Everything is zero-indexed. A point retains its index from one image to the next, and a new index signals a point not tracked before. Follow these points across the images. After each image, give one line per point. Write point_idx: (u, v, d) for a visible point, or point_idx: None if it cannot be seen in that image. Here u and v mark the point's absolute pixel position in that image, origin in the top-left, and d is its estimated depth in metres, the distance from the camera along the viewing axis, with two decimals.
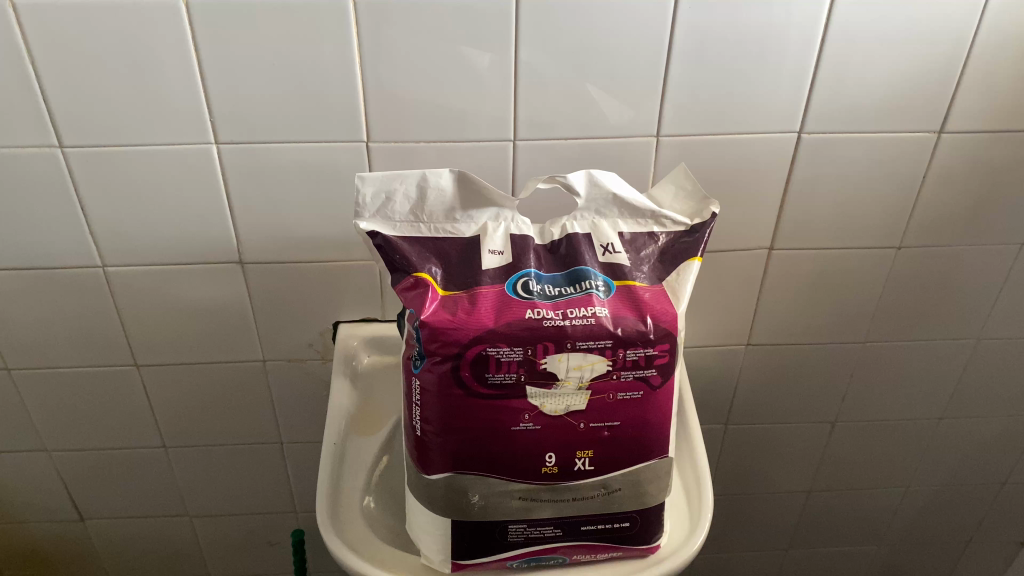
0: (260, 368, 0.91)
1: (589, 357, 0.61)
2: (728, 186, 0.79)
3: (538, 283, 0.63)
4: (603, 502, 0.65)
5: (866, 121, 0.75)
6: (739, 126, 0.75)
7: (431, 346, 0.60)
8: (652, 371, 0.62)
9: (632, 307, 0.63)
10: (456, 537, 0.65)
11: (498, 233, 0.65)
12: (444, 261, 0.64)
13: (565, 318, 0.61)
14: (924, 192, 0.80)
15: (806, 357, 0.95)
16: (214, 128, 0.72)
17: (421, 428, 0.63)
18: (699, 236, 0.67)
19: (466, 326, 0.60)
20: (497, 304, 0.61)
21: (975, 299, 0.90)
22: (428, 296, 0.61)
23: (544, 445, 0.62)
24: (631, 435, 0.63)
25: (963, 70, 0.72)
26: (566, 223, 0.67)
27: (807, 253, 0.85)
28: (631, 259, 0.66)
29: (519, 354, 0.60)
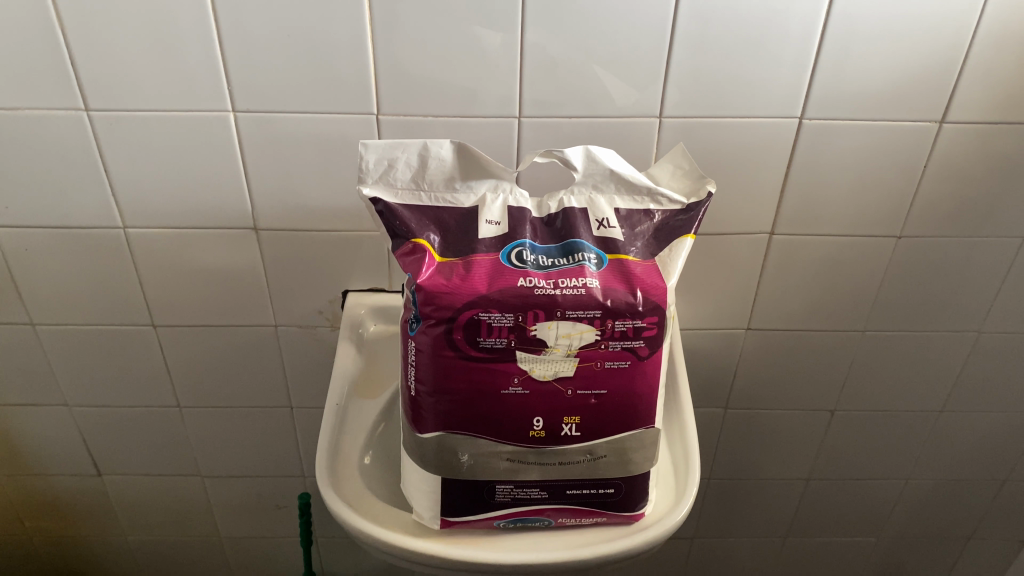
0: (271, 333, 0.95)
1: (578, 326, 0.63)
2: (729, 170, 0.81)
3: (533, 253, 0.65)
4: (588, 467, 0.67)
5: (867, 109, 0.76)
6: (740, 110, 0.76)
7: (426, 308, 0.63)
8: (640, 342, 0.64)
9: (622, 281, 0.65)
10: (446, 494, 0.67)
11: (496, 203, 0.67)
12: (442, 229, 0.66)
13: (556, 287, 0.63)
14: (924, 182, 0.81)
15: (806, 344, 0.96)
16: (231, 97, 0.75)
17: (415, 388, 0.66)
18: (694, 215, 0.69)
19: (460, 291, 0.62)
20: (491, 272, 0.64)
21: (977, 293, 0.91)
22: (425, 262, 0.63)
23: (533, 409, 0.65)
24: (618, 404, 0.66)
25: (964, 62, 0.73)
26: (563, 198, 0.69)
27: (807, 240, 0.86)
28: (625, 234, 0.68)
29: (510, 319, 0.62)
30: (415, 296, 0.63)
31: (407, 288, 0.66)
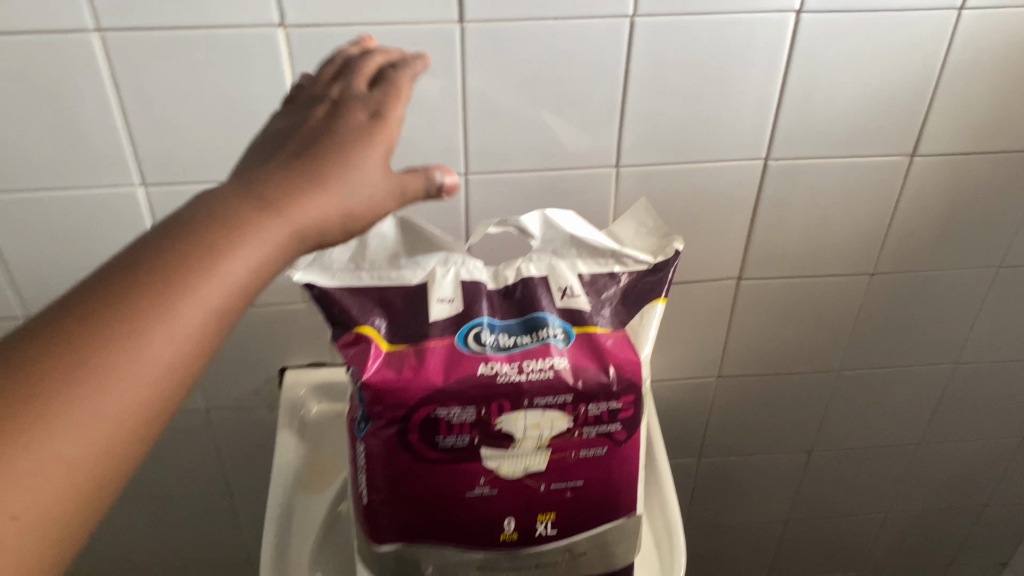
0: (204, 417, 0.86)
1: (548, 414, 0.57)
2: (693, 216, 0.75)
3: (492, 333, 0.58)
4: (568, 565, 0.61)
5: (836, 144, 0.71)
6: (703, 154, 0.71)
7: (374, 409, 0.55)
8: (616, 426, 0.58)
9: (593, 357, 0.58)
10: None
11: (448, 279, 0.60)
12: (388, 312, 0.59)
13: (521, 372, 0.56)
14: (897, 215, 0.77)
15: (780, 387, 0.91)
16: (140, 170, 0.67)
17: (367, 496, 0.58)
18: (663, 275, 0.62)
19: (413, 386, 0.55)
20: (447, 360, 0.57)
21: (953, 324, 0.87)
22: (370, 355, 0.56)
23: (503, 510, 0.58)
24: (596, 496, 0.59)
25: (934, 92, 0.69)
26: (520, 266, 0.62)
27: (778, 282, 0.81)
28: (592, 303, 0.61)
29: (471, 414, 0.56)
30: (360, 394, 0.56)
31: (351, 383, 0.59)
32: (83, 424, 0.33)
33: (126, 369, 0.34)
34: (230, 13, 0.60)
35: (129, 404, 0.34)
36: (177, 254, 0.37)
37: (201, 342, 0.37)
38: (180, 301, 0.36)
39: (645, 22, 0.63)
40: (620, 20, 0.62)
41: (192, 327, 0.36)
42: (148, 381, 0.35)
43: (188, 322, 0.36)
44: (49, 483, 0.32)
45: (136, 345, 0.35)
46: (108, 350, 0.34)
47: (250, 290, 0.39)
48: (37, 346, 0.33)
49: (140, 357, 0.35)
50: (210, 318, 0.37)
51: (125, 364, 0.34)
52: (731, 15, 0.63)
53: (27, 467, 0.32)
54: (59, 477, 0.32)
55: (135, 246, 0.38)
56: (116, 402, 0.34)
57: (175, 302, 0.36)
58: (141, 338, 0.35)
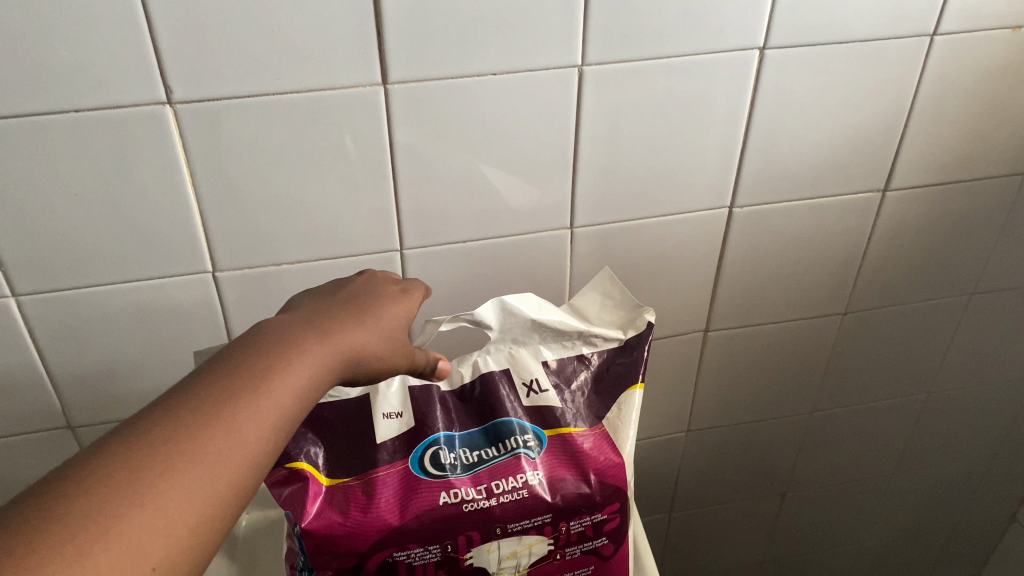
0: None
1: (525, 540, 0.50)
2: (655, 272, 0.68)
3: (452, 448, 0.50)
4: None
5: (805, 186, 0.65)
6: (664, 207, 0.64)
7: (322, 559, 0.47)
8: (602, 540, 0.52)
9: (570, 464, 0.51)
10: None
11: (394, 387, 0.52)
12: (325, 438, 0.50)
13: (491, 496, 0.49)
14: (869, 253, 0.71)
15: (751, 435, 0.85)
16: (8, 279, 0.56)
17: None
18: (639, 354, 0.54)
19: (365, 530, 0.47)
20: (402, 489, 0.49)
21: (926, 355, 0.82)
22: (309, 496, 0.47)
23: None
24: None
25: (905, 124, 0.63)
26: (476, 359, 0.54)
27: (746, 331, 0.75)
28: (562, 395, 0.53)
29: (437, 552, 0.48)
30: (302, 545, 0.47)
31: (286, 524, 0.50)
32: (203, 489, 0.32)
33: (239, 435, 0.34)
34: (105, 93, 0.49)
35: (247, 461, 0.34)
36: (258, 348, 0.38)
37: (294, 420, 0.37)
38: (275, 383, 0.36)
39: (595, 70, 0.55)
40: (567, 69, 0.55)
41: (282, 409, 0.36)
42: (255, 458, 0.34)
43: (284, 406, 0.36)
44: (167, 544, 0.30)
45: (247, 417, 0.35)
46: (229, 407, 0.34)
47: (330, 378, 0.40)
48: (159, 412, 0.33)
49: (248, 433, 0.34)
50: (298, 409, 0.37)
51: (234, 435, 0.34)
52: (690, 57, 0.56)
53: (150, 518, 0.30)
54: (185, 529, 0.31)
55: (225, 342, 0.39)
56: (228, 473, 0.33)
57: (267, 383, 0.36)
58: (246, 409, 0.35)
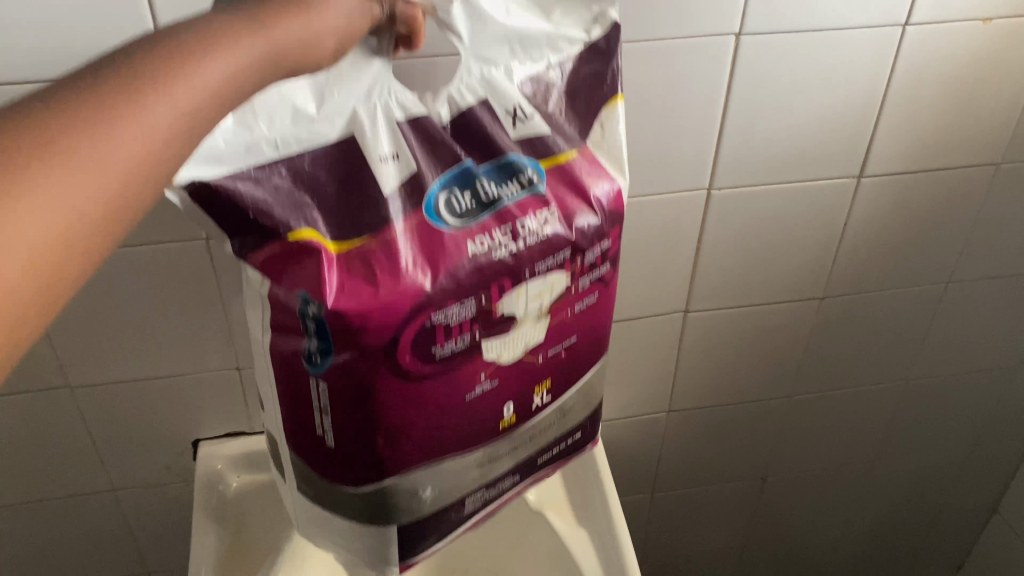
0: (110, 499, 0.77)
1: (550, 280, 0.47)
2: (636, 249, 0.70)
3: (463, 191, 0.46)
4: (557, 427, 0.56)
5: (782, 170, 0.67)
6: (644, 187, 0.66)
7: (350, 338, 0.42)
8: (606, 268, 0.51)
9: (572, 187, 0.48)
10: (401, 540, 0.51)
11: (380, 122, 0.46)
12: (318, 199, 0.44)
13: (518, 239, 0.45)
14: (846, 238, 0.73)
15: (732, 416, 0.87)
16: None
17: (335, 425, 0.46)
18: (611, 59, 0.51)
19: (400, 301, 0.42)
20: (422, 236, 0.44)
21: (904, 342, 0.84)
22: (326, 270, 0.41)
23: (503, 397, 0.50)
24: (585, 345, 0.54)
25: (879, 112, 0.65)
26: (453, 94, 0.48)
27: (726, 312, 0.77)
28: (547, 122, 0.50)
29: (471, 308, 0.45)
30: (324, 323, 0.42)
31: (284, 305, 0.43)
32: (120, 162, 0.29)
33: (95, 164, 0.28)
34: None
35: (107, 192, 0.28)
36: (160, 36, 0.33)
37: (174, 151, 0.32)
38: (199, 69, 0.33)
39: None
40: None
41: (163, 127, 0.31)
42: (175, 133, 0.31)
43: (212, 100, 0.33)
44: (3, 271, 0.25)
45: (166, 95, 0.31)
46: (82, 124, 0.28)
47: (224, 104, 0.34)
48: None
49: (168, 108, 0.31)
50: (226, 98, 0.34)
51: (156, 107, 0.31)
52: (669, 41, 0.58)
53: None
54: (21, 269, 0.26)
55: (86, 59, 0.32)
56: (149, 149, 0.30)
57: (130, 103, 0.30)
58: (123, 110, 0.29)
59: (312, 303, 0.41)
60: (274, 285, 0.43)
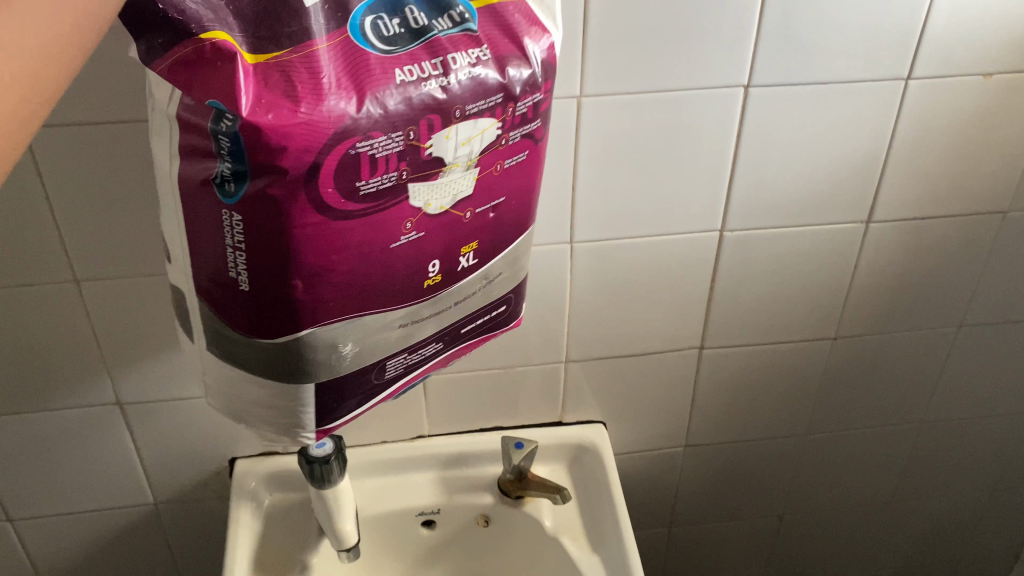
0: (151, 510, 0.82)
1: (480, 125, 0.44)
2: (651, 288, 0.74)
3: (390, 16, 0.42)
4: (483, 295, 0.54)
5: (791, 213, 0.71)
6: (657, 228, 0.70)
7: (268, 158, 0.38)
8: (538, 124, 0.48)
9: (508, 34, 0.45)
10: (314, 402, 0.49)
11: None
12: (232, 6, 0.40)
13: (449, 74, 0.42)
14: (855, 280, 0.76)
15: (748, 453, 0.89)
16: (72, 265, 0.64)
17: (249, 281, 0.43)
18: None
19: (320, 122, 0.39)
20: (343, 60, 0.41)
21: (917, 384, 0.86)
22: (240, 75, 0.38)
23: (427, 253, 0.47)
24: (513, 211, 0.51)
25: (884, 162, 0.69)
26: None
27: (740, 349, 0.80)
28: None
29: (398, 141, 0.41)
30: (238, 137, 0.38)
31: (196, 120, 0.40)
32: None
33: None
34: None
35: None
36: None
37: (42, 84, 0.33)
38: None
39: (592, 100, 0.61)
40: (567, 99, 0.61)
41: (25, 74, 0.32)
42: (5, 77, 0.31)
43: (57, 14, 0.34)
44: None
45: (14, 13, 0.32)
46: None
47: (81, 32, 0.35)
48: None
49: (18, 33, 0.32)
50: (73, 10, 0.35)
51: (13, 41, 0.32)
52: (680, 91, 0.62)
53: None
54: None
55: None
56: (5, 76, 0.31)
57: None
58: None
59: (227, 115, 0.38)
60: (186, 94, 0.40)
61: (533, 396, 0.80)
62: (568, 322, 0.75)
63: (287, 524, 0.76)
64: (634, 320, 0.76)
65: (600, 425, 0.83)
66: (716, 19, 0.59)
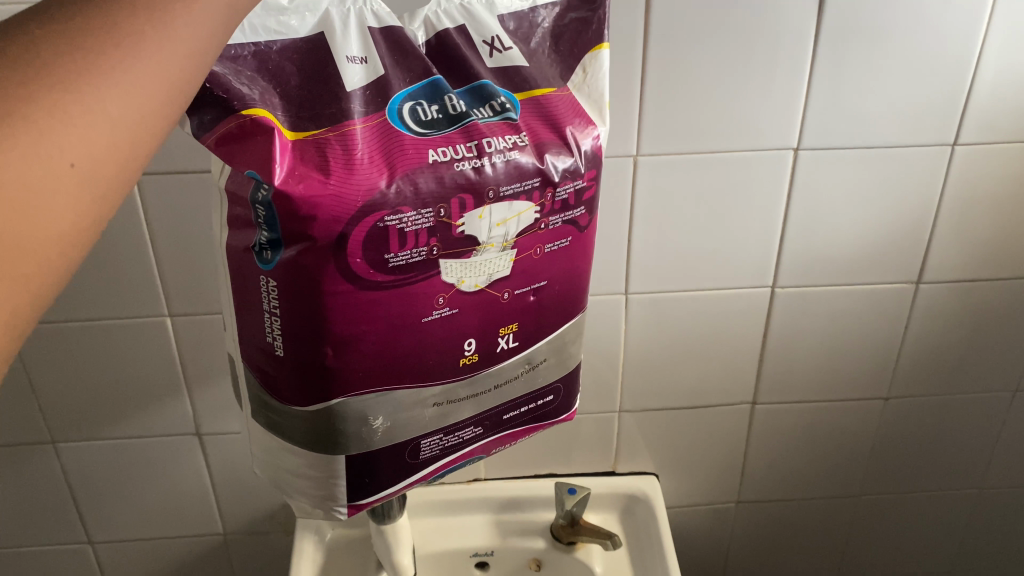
0: (220, 540, 0.86)
1: (515, 208, 0.47)
2: (704, 342, 0.77)
3: (430, 104, 0.47)
4: (528, 380, 0.55)
5: (841, 272, 0.73)
6: (711, 283, 0.73)
7: (300, 227, 0.42)
8: (580, 211, 0.51)
9: (549, 127, 0.49)
10: (347, 477, 0.51)
11: (351, 28, 0.47)
12: (280, 88, 0.45)
13: (483, 157, 0.46)
14: (907, 340, 0.78)
15: (799, 513, 0.90)
16: (168, 302, 0.70)
17: (285, 348, 0.47)
18: (599, 8, 0.52)
19: (349, 196, 0.43)
20: (380, 139, 0.45)
21: (974, 448, 0.86)
22: (276, 148, 0.42)
23: (461, 331, 0.50)
24: (557, 294, 0.53)
25: (933, 224, 0.71)
26: (430, 15, 0.49)
27: (792, 406, 0.82)
28: (525, 55, 0.50)
29: (429, 218, 0.45)
30: (271, 205, 0.42)
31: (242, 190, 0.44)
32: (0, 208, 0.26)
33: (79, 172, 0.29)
34: None
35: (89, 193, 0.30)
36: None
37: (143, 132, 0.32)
38: (137, 33, 0.32)
39: (648, 160, 0.65)
40: (625, 158, 0.65)
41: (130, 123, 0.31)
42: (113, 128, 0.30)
43: (99, 101, 0.29)
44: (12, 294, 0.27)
45: (107, 102, 0.30)
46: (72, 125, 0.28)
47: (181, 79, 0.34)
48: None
49: (60, 126, 0.28)
50: (122, 98, 0.30)
51: (50, 137, 0.27)
52: (732, 152, 0.66)
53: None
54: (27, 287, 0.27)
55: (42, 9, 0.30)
56: (114, 155, 0.31)
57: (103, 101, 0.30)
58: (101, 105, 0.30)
59: (263, 185, 0.42)
60: (230, 165, 0.44)
61: (588, 445, 0.83)
62: (623, 372, 0.78)
63: (348, 559, 0.80)
64: (688, 372, 0.79)
65: (653, 477, 0.84)
66: (766, 86, 0.63)
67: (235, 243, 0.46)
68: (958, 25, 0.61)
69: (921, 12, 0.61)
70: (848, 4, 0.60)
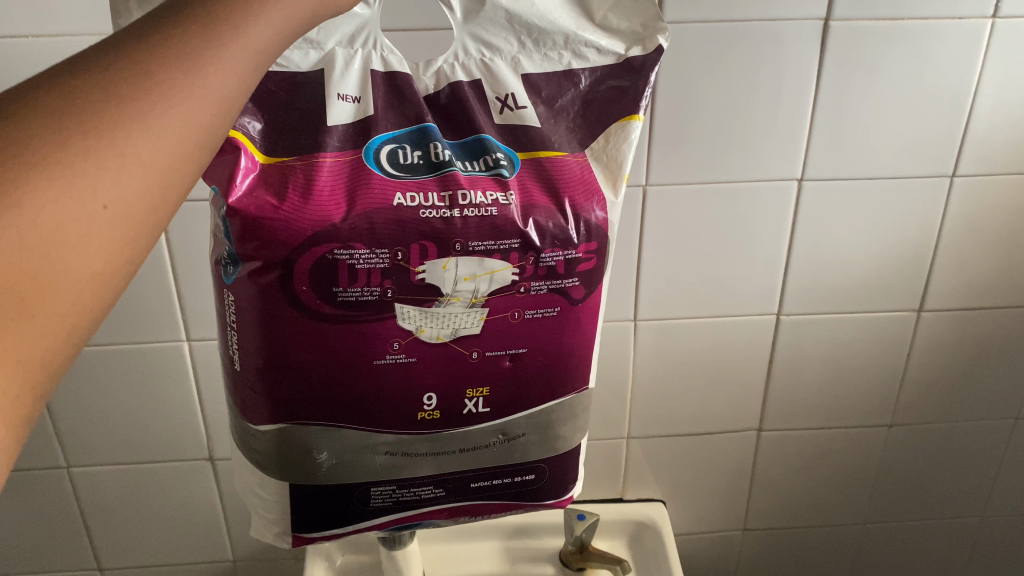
0: (228, 566, 0.87)
1: (486, 265, 0.48)
2: (710, 367, 0.78)
3: (413, 149, 0.49)
4: (502, 452, 0.54)
5: (845, 299, 0.75)
6: (717, 309, 0.74)
7: (249, 247, 0.45)
8: (572, 282, 0.50)
9: (545, 190, 0.49)
10: (295, 503, 0.53)
11: (353, 68, 0.50)
12: (266, 114, 0.48)
13: (454, 207, 0.47)
14: (910, 367, 0.79)
15: (806, 541, 0.90)
16: (185, 327, 0.71)
17: (241, 364, 0.50)
18: (641, 79, 0.51)
19: (298, 223, 0.45)
20: (347, 178, 0.47)
21: (976, 475, 0.87)
22: (240, 169, 0.45)
23: (421, 384, 0.50)
24: (541, 366, 0.52)
25: (935, 253, 0.73)
26: (447, 66, 0.51)
27: (798, 434, 0.83)
28: (542, 116, 0.51)
29: (384, 260, 0.46)
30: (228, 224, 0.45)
31: (216, 207, 0.48)
32: (15, 253, 0.27)
33: (112, 216, 0.30)
34: None
35: (128, 236, 0.31)
36: (159, 36, 0.33)
37: (184, 168, 0.33)
38: (171, 74, 0.32)
39: (656, 189, 0.67)
40: (633, 187, 0.67)
41: (167, 163, 0.32)
42: (146, 170, 0.31)
43: (124, 144, 0.30)
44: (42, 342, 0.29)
45: (136, 147, 0.30)
46: (103, 173, 0.29)
47: (221, 112, 0.34)
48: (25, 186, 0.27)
49: (89, 175, 0.29)
50: (155, 140, 0.31)
51: (70, 179, 0.28)
52: (737, 183, 0.68)
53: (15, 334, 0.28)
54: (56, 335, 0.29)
55: (84, 58, 0.31)
56: (149, 195, 0.31)
57: (133, 147, 0.30)
58: (130, 148, 0.30)
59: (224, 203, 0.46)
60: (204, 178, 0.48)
61: (596, 471, 0.84)
62: (631, 398, 0.79)
63: None
64: (694, 400, 0.80)
65: (660, 504, 0.85)
66: (771, 119, 0.65)
67: (217, 260, 0.49)
68: (955, 63, 0.64)
69: (919, 50, 0.63)
70: (849, 41, 0.62)
